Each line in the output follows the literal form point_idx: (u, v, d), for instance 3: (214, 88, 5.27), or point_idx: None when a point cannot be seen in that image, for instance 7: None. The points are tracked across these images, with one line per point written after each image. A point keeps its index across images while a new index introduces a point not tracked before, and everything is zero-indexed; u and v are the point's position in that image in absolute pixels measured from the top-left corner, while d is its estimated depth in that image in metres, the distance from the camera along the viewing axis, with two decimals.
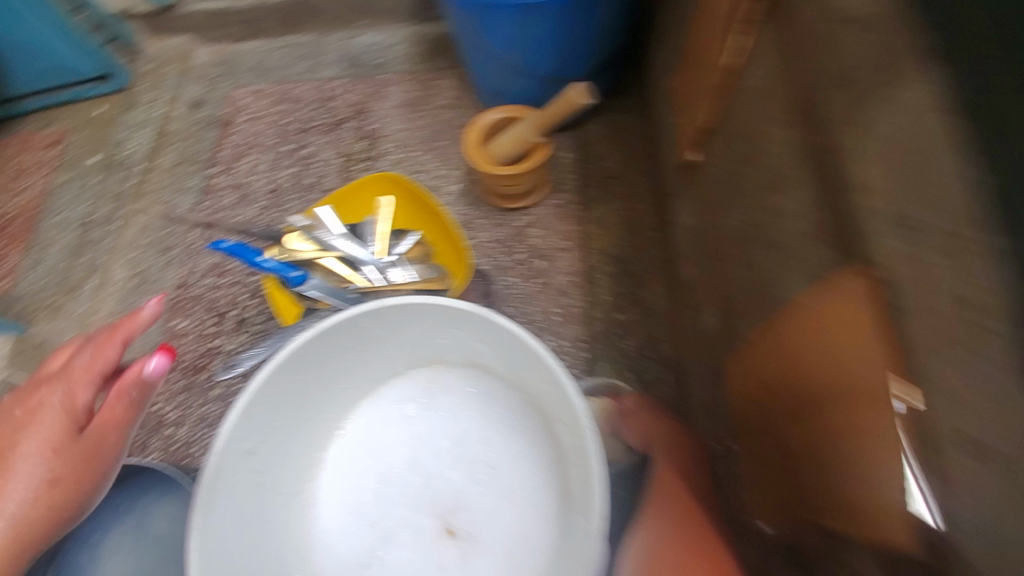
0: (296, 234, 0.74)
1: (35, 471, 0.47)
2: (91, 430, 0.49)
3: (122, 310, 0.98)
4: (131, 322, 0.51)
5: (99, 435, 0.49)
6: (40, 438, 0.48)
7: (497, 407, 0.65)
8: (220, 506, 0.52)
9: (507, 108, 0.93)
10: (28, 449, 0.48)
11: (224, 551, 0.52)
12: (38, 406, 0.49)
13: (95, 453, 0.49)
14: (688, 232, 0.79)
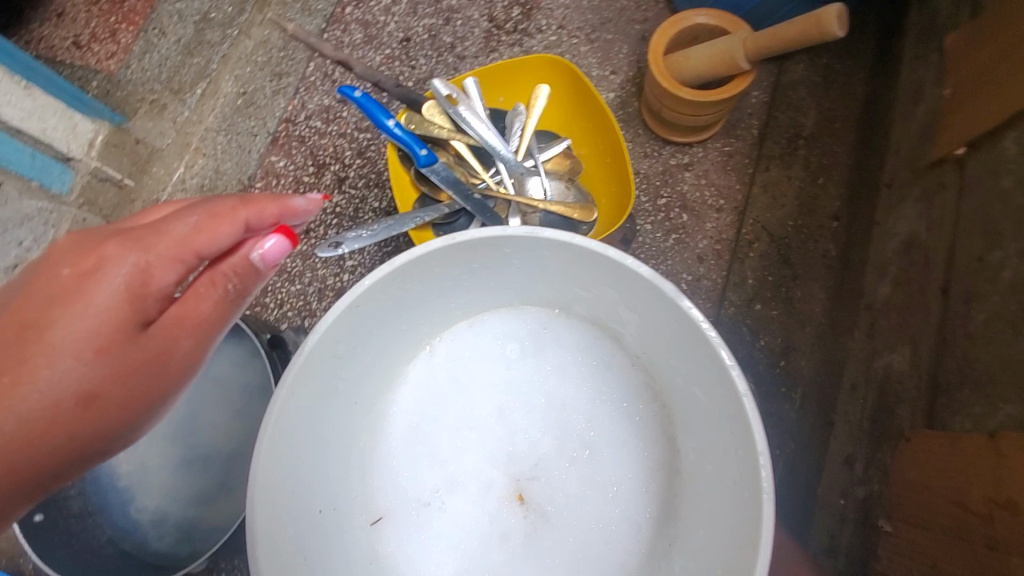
0: (432, 104, 0.62)
1: (84, 348, 0.41)
2: (164, 323, 0.43)
3: (223, 129, 0.90)
4: (264, 207, 0.44)
5: (166, 332, 0.43)
6: (98, 311, 0.41)
7: (612, 382, 0.56)
8: (299, 404, 0.45)
9: (716, 14, 0.72)
10: (89, 324, 0.41)
11: (298, 452, 0.46)
12: (100, 270, 0.42)
13: (157, 351, 0.43)
14: (898, 243, 0.62)
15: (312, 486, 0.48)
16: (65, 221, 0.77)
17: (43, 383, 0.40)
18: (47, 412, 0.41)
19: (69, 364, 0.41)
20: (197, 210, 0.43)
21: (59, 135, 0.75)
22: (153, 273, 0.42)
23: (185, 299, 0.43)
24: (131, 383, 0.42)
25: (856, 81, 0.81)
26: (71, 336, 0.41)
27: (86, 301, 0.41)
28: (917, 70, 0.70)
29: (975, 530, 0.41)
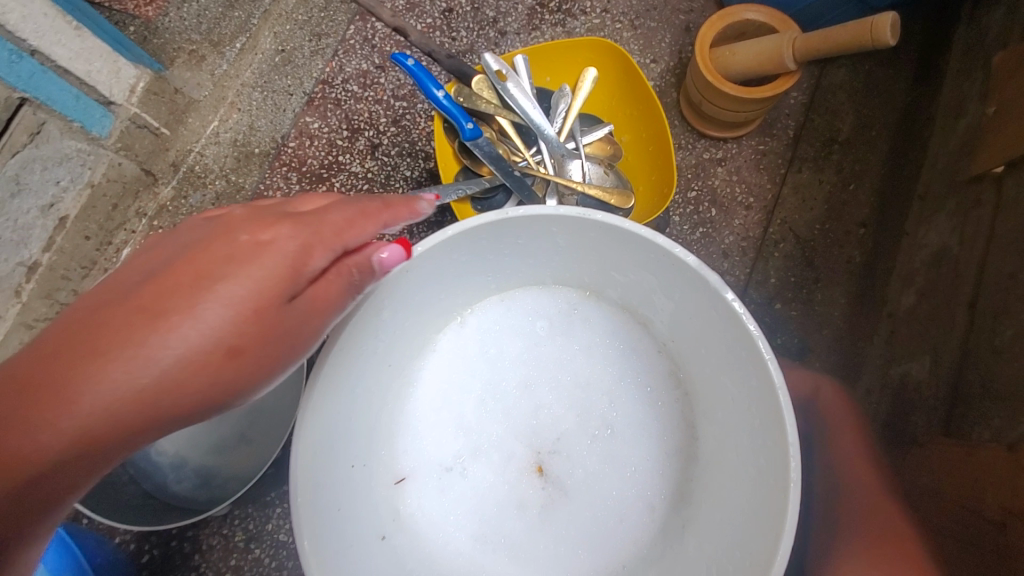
0: (480, 78, 0.62)
1: (231, 311, 0.38)
2: (302, 301, 0.40)
3: (259, 86, 0.91)
4: (406, 209, 0.46)
5: (308, 314, 0.41)
6: (258, 278, 0.39)
7: (636, 367, 0.57)
8: (343, 362, 0.47)
9: (768, 11, 0.72)
10: (241, 287, 0.38)
11: (337, 408, 0.48)
12: (269, 243, 0.40)
13: (295, 328, 0.40)
14: (926, 255, 0.63)
15: (347, 442, 0.49)
16: (102, 164, 0.78)
17: (177, 339, 0.36)
18: (175, 372, 0.36)
19: (212, 324, 0.37)
20: (357, 201, 0.44)
21: (103, 78, 0.74)
22: (315, 253, 0.40)
23: (323, 282, 0.41)
24: (262, 354, 0.39)
25: (897, 90, 0.81)
26: (229, 298, 0.38)
27: (247, 265, 0.39)
28: (962, 85, 0.70)
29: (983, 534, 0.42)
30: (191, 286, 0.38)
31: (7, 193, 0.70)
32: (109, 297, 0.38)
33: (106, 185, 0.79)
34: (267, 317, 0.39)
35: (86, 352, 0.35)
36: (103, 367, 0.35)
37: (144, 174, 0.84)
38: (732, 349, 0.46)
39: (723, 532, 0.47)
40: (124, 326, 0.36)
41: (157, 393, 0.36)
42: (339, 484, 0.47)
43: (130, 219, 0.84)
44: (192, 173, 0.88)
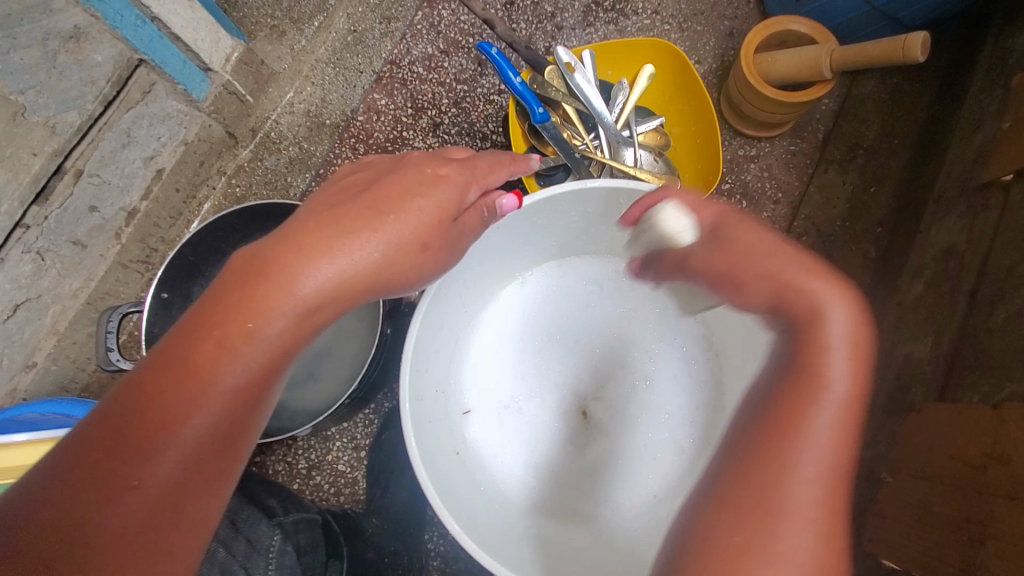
0: (551, 69, 0.70)
1: (421, 220, 0.45)
2: (463, 222, 0.48)
3: (333, 62, 0.96)
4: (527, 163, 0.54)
5: (464, 232, 0.49)
6: (441, 202, 0.46)
7: (674, 330, 0.65)
8: (435, 301, 0.55)
9: (810, 24, 0.79)
10: (428, 203, 0.45)
11: (425, 342, 0.56)
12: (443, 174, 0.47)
13: (456, 241, 0.48)
14: (937, 251, 0.70)
15: (430, 373, 0.58)
16: (195, 124, 0.86)
17: (381, 245, 0.44)
18: (380, 263, 0.44)
19: (408, 231, 0.45)
20: (497, 152, 0.52)
21: (206, 46, 0.81)
22: (475, 186, 0.48)
23: (475, 211, 0.49)
24: (436, 258, 0.47)
25: (921, 102, 0.88)
26: (420, 211, 0.45)
27: (433, 191, 0.46)
28: (983, 102, 0.77)
29: (970, 479, 0.50)
30: (392, 205, 0.44)
31: (120, 144, 0.78)
32: (323, 208, 0.44)
33: (197, 144, 0.87)
34: (441, 235, 0.47)
35: (315, 248, 0.42)
36: (330, 262, 0.42)
37: (228, 136, 0.92)
38: None
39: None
40: (343, 231, 0.43)
41: (362, 287, 0.43)
42: (427, 407, 0.56)
43: (212, 176, 0.92)
44: (268, 139, 0.94)
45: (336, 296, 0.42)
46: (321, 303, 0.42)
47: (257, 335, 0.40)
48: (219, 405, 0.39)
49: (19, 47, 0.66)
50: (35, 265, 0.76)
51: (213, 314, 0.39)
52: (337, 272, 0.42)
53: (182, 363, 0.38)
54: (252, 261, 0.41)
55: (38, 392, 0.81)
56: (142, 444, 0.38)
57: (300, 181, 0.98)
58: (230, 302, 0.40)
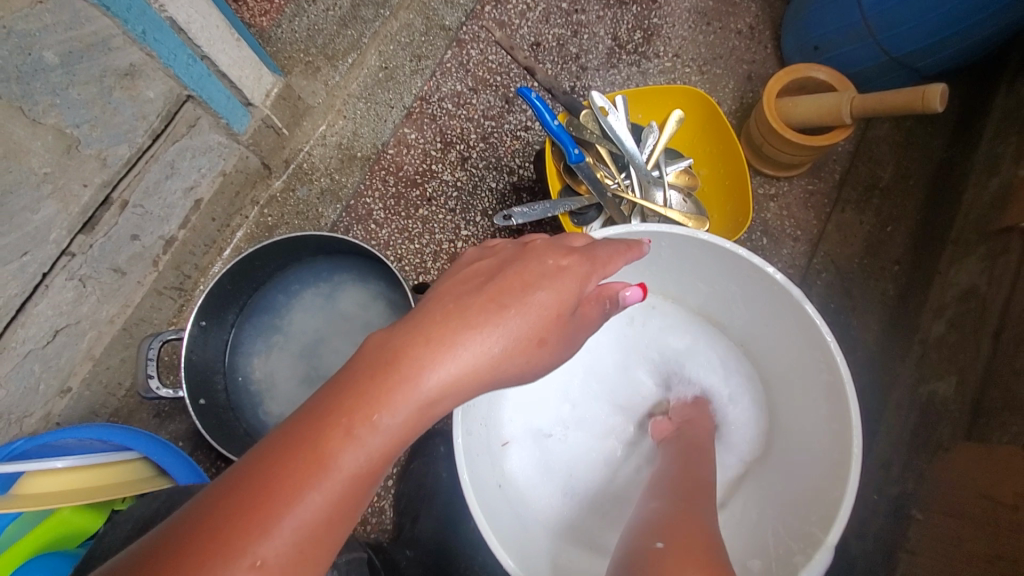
0: (587, 112, 0.73)
1: (542, 313, 0.44)
2: (581, 313, 0.47)
3: (363, 98, 0.99)
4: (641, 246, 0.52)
5: (582, 325, 0.47)
6: (562, 295, 0.45)
7: (707, 362, 0.68)
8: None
9: (831, 73, 0.83)
10: (550, 295, 0.44)
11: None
12: (566, 265, 0.46)
13: (573, 334, 0.47)
14: (957, 291, 0.73)
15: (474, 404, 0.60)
16: (232, 155, 0.90)
17: (502, 339, 0.42)
18: (500, 357, 0.42)
19: (528, 323, 0.43)
20: (614, 241, 0.51)
21: (248, 83, 0.84)
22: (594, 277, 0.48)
23: (594, 302, 0.48)
24: (553, 353, 0.45)
25: (934, 145, 0.91)
26: (541, 304, 0.44)
27: (555, 284, 0.45)
28: (997, 147, 0.80)
29: (1004, 516, 0.52)
30: (518, 292, 0.44)
31: (164, 175, 0.80)
32: (449, 296, 0.43)
33: (234, 174, 0.91)
34: (559, 329, 0.45)
35: (443, 337, 0.40)
36: (453, 350, 0.40)
37: (262, 167, 0.95)
38: (808, 359, 0.56)
39: (779, 500, 0.58)
40: (469, 319, 0.42)
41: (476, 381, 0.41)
42: (474, 440, 0.58)
43: (246, 207, 0.95)
44: (300, 169, 0.98)
45: (456, 390, 0.40)
46: (443, 400, 0.39)
47: (377, 429, 0.36)
48: (337, 493, 0.35)
49: (77, 82, 0.65)
50: (77, 292, 0.77)
51: (333, 406, 0.36)
52: (457, 363, 0.40)
53: (307, 444, 0.35)
54: (384, 346, 0.39)
55: (71, 417, 0.82)
56: (251, 531, 0.32)
57: (330, 212, 0.99)
58: (352, 392, 0.37)
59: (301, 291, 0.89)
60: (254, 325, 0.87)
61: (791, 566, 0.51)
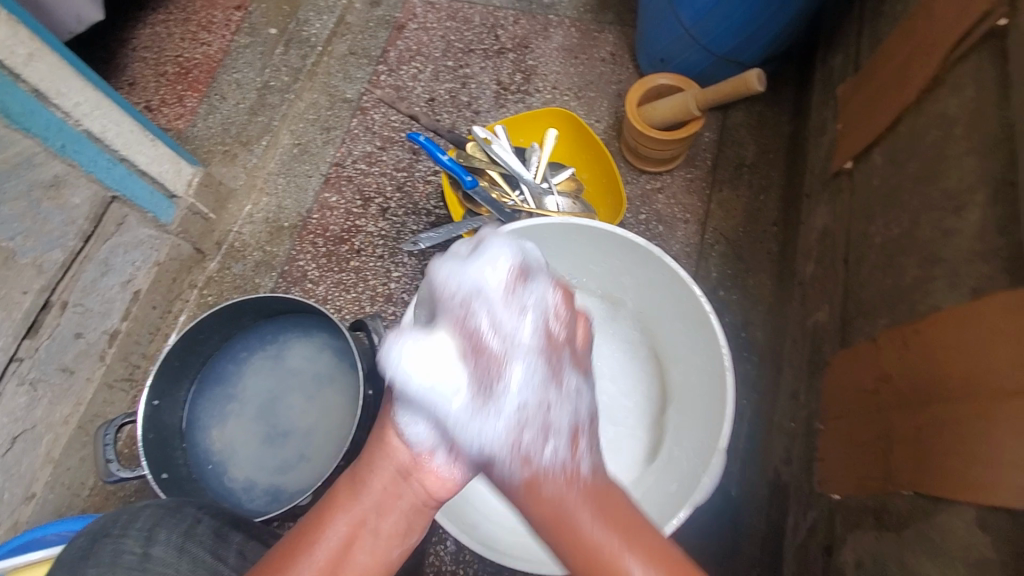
0: (473, 144, 0.85)
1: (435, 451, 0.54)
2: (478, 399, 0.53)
3: (283, 173, 1.13)
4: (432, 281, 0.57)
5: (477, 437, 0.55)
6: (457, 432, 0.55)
7: (616, 336, 0.76)
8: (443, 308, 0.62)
9: (674, 76, 0.98)
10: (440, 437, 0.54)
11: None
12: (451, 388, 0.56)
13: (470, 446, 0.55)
14: (817, 234, 0.84)
15: None
16: (165, 245, 0.96)
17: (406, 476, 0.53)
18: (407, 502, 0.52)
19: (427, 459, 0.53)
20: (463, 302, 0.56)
21: (169, 177, 0.94)
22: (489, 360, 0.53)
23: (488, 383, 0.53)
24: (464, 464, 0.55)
25: (782, 121, 1.06)
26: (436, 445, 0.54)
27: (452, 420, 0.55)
28: (822, 111, 0.94)
29: (868, 400, 0.59)
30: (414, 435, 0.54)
31: (100, 273, 0.87)
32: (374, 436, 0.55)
33: (168, 262, 0.97)
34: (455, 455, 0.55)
35: (358, 484, 0.51)
36: (319, 535, 0.48)
37: (196, 252, 1.02)
38: (686, 308, 0.65)
39: (687, 432, 0.65)
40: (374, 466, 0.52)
41: (356, 558, 0.48)
42: None
43: (185, 291, 1.01)
44: (232, 248, 1.06)
45: (371, 538, 0.50)
46: (366, 544, 0.49)
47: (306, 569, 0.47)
48: None
49: (7, 198, 0.73)
50: (28, 395, 0.81)
51: (285, 551, 0.48)
52: (333, 534, 0.48)
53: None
54: (333, 493, 0.51)
55: (37, 522, 0.83)
56: None
57: (267, 280, 1.04)
58: (297, 538, 0.48)
59: (247, 357, 0.94)
60: (208, 398, 0.91)
61: (694, 481, 0.59)
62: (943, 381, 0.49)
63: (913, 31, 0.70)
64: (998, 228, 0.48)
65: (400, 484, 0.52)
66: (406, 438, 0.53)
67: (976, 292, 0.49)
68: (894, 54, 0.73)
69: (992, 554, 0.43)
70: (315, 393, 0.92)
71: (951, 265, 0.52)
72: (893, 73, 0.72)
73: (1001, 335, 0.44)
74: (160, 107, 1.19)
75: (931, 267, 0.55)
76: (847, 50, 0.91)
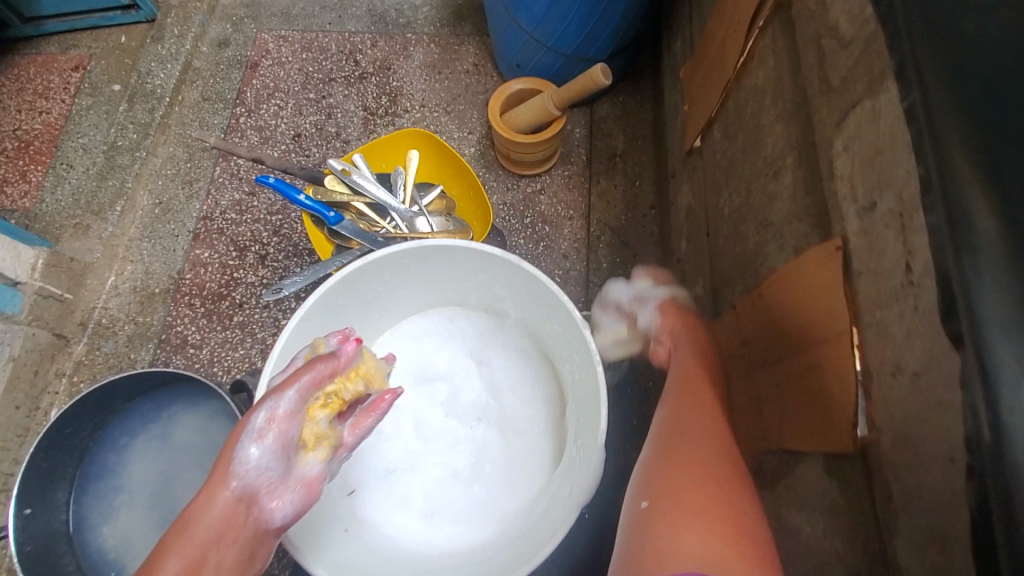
0: (331, 178, 0.82)
1: (291, 493, 0.55)
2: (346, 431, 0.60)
3: (146, 237, 1.04)
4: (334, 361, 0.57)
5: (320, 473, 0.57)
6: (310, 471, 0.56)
7: (508, 347, 0.75)
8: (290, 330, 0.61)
9: (529, 80, 0.99)
10: (294, 477, 0.55)
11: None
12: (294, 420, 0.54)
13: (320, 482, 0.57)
14: (684, 211, 0.87)
15: None
16: (17, 338, 0.88)
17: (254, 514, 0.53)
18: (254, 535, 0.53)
19: (282, 501, 0.54)
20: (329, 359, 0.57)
21: (9, 262, 0.89)
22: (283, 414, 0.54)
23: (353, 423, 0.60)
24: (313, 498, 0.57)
25: (643, 108, 1.10)
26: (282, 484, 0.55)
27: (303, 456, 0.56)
28: (674, 94, 0.97)
29: (739, 365, 0.61)
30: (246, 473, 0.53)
31: None
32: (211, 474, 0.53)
33: (24, 355, 0.88)
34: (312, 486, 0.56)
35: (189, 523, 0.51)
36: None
37: (57, 338, 0.93)
38: (557, 307, 0.65)
39: (582, 430, 0.65)
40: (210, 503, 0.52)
41: None
42: None
43: (51, 381, 0.92)
44: (99, 326, 0.97)
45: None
46: None
47: None
48: None
49: None
50: None
51: None
52: None
53: None
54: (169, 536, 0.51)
55: None
56: None
57: (143, 353, 0.96)
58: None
59: (132, 441, 0.85)
60: (93, 494, 0.83)
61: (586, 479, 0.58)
62: (786, 336, 0.51)
63: (726, 11, 0.73)
64: (806, 186, 0.51)
65: (240, 515, 0.53)
66: (242, 471, 0.53)
67: (797, 250, 0.51)
68: (716, 33, 0.77)
69: (836, 497, 0.45)
70: (213, 466, 0.84)
71: (778, 226, 0.55)
72: (718, 51, 0.76)
73: (817, 286, 0.46)
74: (1, 186, 1.06)
75: (765, 231, 0.57)
76: (683, 34, 0.95)
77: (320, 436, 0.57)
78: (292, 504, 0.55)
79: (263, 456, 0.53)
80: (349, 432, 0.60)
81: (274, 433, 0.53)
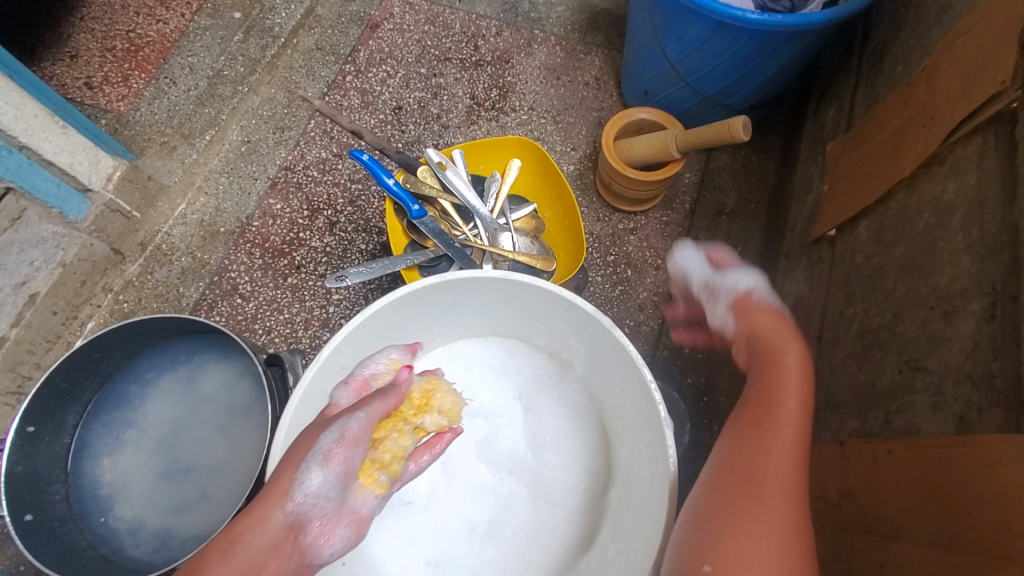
0: (425, 168, 0.76)
1: (345, 529, 0.53)
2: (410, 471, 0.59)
3: (226, 172, 1.02)
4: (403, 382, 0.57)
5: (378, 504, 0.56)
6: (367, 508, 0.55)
7: (563, 402, 0.67)
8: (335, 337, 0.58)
9: (655, 111, 0.90)
10: (352, 509, 0.54)
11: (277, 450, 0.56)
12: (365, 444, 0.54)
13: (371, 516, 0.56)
14: (791, 301, 0.77)
15: None
16: (74, 244, 0.86)
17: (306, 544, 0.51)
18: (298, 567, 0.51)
19: (336, 534, 0.53)
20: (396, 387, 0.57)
21: (83, 169, 0.85)
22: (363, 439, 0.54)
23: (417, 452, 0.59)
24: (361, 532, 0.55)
25: (766, 170, 1.00)
26: (341, 514, 0.53)
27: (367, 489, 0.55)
28: (810, 166, 0.87)
29: (831, 516, 0.53)
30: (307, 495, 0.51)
31: None
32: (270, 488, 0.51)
33: (78, 263, 0.87)
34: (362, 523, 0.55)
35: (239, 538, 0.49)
36: None
37: (113, 253, 0.92)
38: (636, 387, 0.57)
39: (627, 526, 0.57)
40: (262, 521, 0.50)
41: None
42: None
43: (97, 294, 0.90)
44: (158, 251, 0.95)
45: None
46: None
47: None
48: None
49: None
50: None
51: None
52: None
53: None
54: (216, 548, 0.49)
55: None
56: None
57: (193, 290, 0.94)
58: None
59: (157, 377, 0.84)
60: (103, 422, 0.81)
61: None
62: (915, 520, 0.43)
63: (912, 97, 0.63)
64: (992, 347, 0.42)
65: (288, 544, 0.50)
66: (301, 495, 0.51)
67: (963, 422, 0.42)
68: (890, 118, 0.66)
69: None
70: (225, 426, 0.82)
71: (936, 378, 0.46)
72: (887, 138, 0.65)
73: (989, 486, 0.38)
74: (102, 84, 1.05)
75: (912, 375, 0.48)
76: (840, 104, 0.84)
77: (395, 458, 0.57)
78: (342, 541, 0.53)
79: (325, 483, 0.52)
80: (411, 464, 0.59)
81: (340, 459, 0.52)
